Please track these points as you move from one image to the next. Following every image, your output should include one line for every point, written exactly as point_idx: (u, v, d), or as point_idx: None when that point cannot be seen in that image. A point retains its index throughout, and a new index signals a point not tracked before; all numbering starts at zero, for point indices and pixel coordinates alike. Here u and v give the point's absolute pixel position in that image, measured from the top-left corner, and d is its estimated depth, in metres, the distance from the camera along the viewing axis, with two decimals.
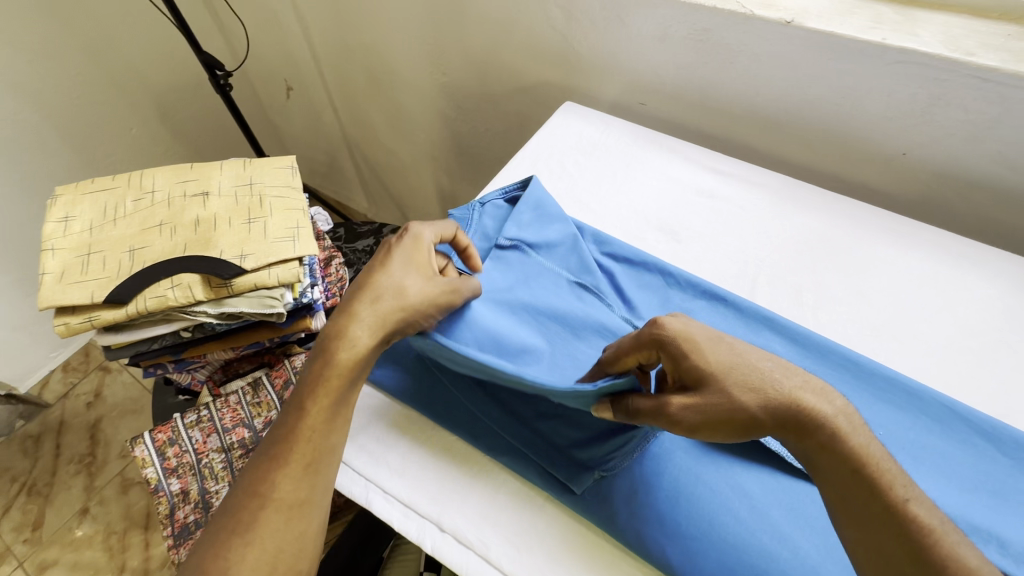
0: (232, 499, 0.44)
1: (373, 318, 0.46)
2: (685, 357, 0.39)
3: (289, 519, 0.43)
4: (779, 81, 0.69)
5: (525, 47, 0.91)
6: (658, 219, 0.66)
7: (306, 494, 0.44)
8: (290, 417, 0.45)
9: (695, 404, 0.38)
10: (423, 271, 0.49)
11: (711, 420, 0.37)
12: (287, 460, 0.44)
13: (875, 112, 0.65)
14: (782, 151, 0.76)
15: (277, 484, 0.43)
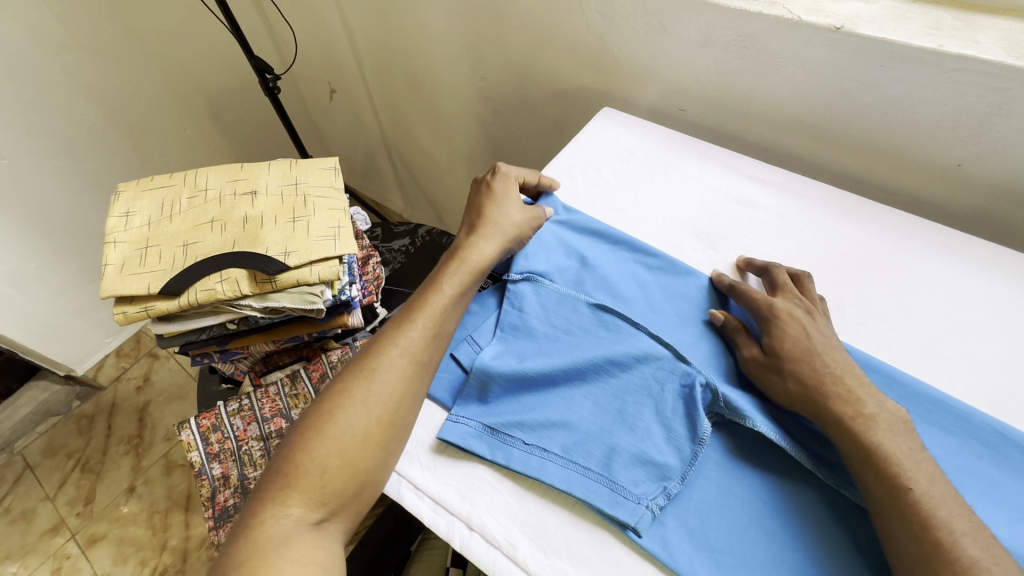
0: (365, 349, 0.52)
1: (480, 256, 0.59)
2: (778, 323, 0.51)
3: (408, 372, 0.50)
4: (826, 87, 0.67)
5: (565, 51, 0.91)
6: (695, 225, 0.65)
7: (424, 355, 0.51)
8: (420, 297, 0.55)
9: (761, 357, 0.50)
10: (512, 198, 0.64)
11: (766, 371, 0.49)
12: (413, 322, 0.53)
13: (929, 120, 0.63)
14: (826, 159, 0.74)
15: (404, 341, 0.51)
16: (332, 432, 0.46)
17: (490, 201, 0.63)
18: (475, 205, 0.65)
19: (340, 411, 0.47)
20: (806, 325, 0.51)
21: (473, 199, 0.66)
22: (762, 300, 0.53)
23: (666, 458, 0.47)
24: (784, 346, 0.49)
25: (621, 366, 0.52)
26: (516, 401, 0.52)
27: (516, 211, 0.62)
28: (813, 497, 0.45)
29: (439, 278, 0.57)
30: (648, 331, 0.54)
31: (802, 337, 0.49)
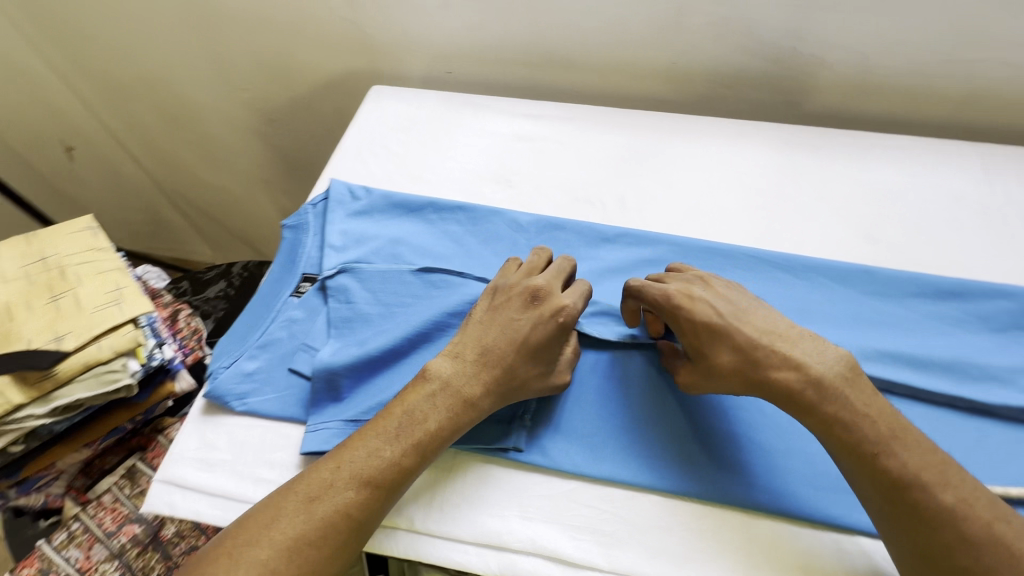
0: (311, 502, 0.41)
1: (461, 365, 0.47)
2: (688, 314, 0.46)
3: (350, 537, 0.41)
4: (556, 21, 0.75)
5: (320, 39, 0.89)
6: (488, 171, 0.69)
7: (363, 531, 0.42)
8: (386, 445, 0.43)
9: (698, 369, 0.46)
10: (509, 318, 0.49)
11: (707, 381, 0.46)
12: (377, 482, 0.42)
13: (640, 30, 0.74)
14: (580, 86, 0.83)
15: (350, 507, 0.41)
16: None
17: (525, 343, 0.47)
18: (484, 337, 0.48)
19: None
20: (706, 298, 0.47)
21: (478, 318, 0.50)
22: (656, 300, 0.48)
23: None
24: (711, 348, 0.45)
25: (459, 314, 0.54)
26: (370, 387, 0.51)
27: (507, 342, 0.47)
28: (645, 354, 0.52)
29: (422, 413, 0.45)
30: (471, 277, 0.57)
31: (711, 317, 0.46)
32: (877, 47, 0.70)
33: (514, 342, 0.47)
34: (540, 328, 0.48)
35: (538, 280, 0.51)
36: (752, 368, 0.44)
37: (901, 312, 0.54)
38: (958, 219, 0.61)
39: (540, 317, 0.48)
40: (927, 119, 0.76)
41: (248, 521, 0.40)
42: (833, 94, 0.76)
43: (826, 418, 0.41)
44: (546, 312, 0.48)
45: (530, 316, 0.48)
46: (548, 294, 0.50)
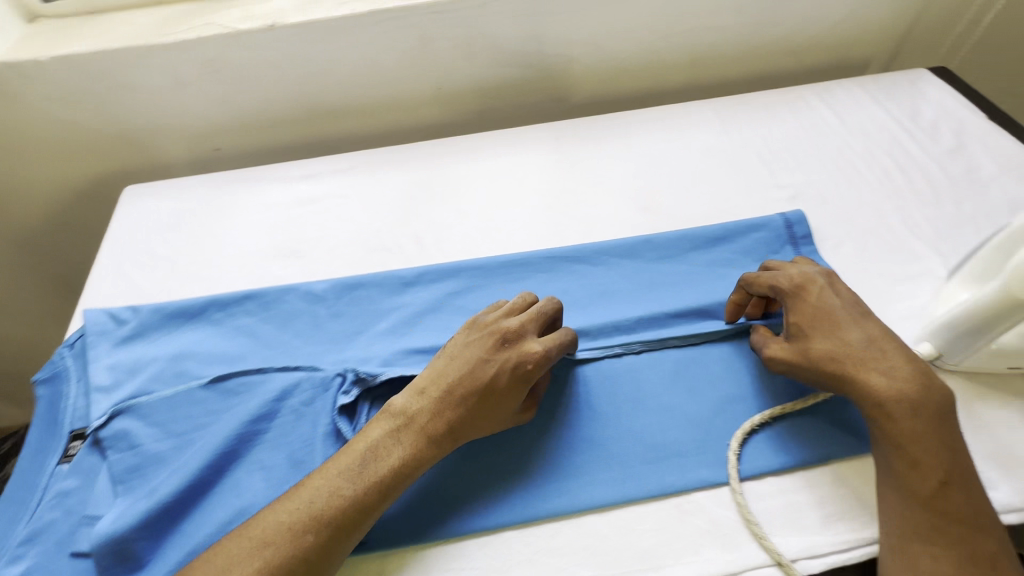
0: (266, 549, 0.38)
1: (431, 399, 0.45)
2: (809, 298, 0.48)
3: None
4: (307, 74, 0.73)
5: (54, 148, 0.79)
6: (274, 246, 0.64)
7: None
8: (350, 483, 0.42)
9: (795, 347, 0.47)
10: (475, 360, 0.47)
11: (804, 362, 0.46)
12: (342, 520, 0.40)
13: (393, 65, 0.74)
14: (359, 130, 0.81)
15: (308, 551, 0.39)
16: None
17: (492, 391, 0.45)
18: (451, 370, 0.47)
19: None
20: (830, 291, 0.49)
21: (456, 347, 0.48)
22: (781, 282, 0.50)
23: None
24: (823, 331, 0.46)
25: (265, 417, 0.49)
26: (177, 539, 0.44)
27: (465, 381, 0.46)
28: None
29: (384, 451, 0.43)
30: (272, 371, 0.52)
31: (830, 308, 0.48)
32: (605, 36, 0.76)
33: (477, 385, 0.45)
34: (501, 373, 0.46)
35: (515, 321, 0.49)
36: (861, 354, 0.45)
37: (686, 270, 0.59)
38: (711, 169, 0.68)
39: (506, 363, 0.46)
40: (669, 86, 0.85)
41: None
42: (590, 83, 0.82)
43: (905, 413, 0.42)
44: (513, 358, 0.46)
45: (499, 358, 0.46)
46: (517, 342, 0.47)
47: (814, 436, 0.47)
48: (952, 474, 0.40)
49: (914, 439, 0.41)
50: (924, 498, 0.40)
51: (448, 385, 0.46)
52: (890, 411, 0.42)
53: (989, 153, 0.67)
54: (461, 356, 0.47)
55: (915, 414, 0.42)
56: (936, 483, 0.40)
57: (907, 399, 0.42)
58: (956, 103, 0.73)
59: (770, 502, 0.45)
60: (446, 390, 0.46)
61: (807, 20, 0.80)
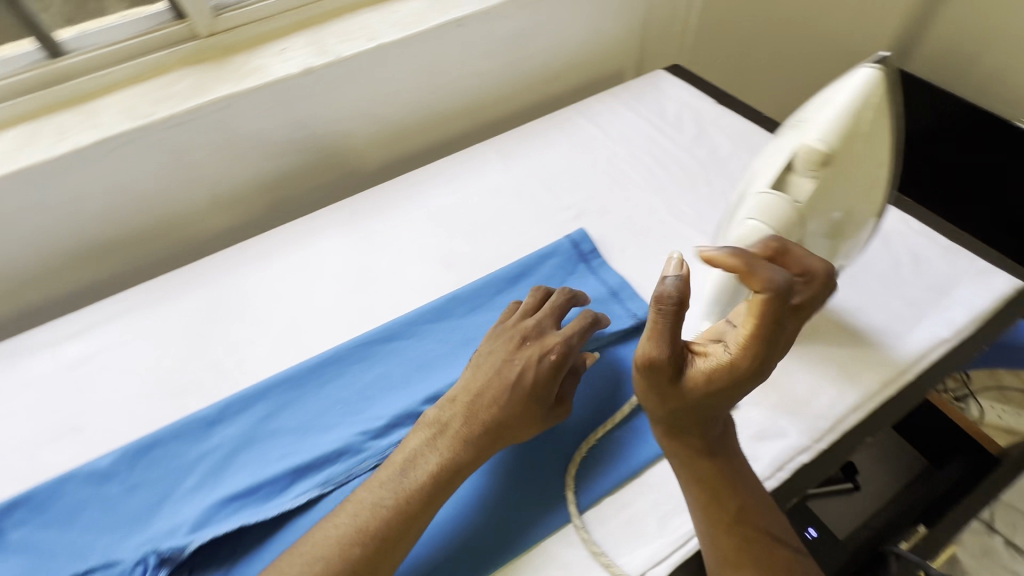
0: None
1: (463, 406, 0.48)
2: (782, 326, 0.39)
3: None
4: (46, 223, 0.65)
5: None
6: (44, 429, 0.55)
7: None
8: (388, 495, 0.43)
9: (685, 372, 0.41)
10: (502, 360, 0.50)
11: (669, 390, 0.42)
12: (385, 530, 0.42)
13: (150, 187, 0.68)
14: (137, 261, 0.74)
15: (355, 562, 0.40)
16: None
17: (519, 386, 0.48)
18: (478, 376, 0.50)
19: None
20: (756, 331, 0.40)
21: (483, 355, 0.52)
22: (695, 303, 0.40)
23: None
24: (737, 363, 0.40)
25: None
26: None
27: (495, 384, 0.48)
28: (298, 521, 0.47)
29: (422, 463, 0.45)
30: None
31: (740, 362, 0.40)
32: (371, 105, 0.77)
33: (507, 383, 0.48)
34: (531, 368, 0.49)
35: (534, 320, 0.53)
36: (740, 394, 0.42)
37: (495, 317, 0.60)
38: (500, 208, 0.71)
39: (531, 358, 0.50)
40: (452, 134, 0.87)
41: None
42: (374, 150, 0.82)
43: (698, 452, 0.44)
44: (535, 353, 0.50)
45: (522, 356, 0.50)
46: (543, 338, 0.51)
47: (636, 442, 0.50)
48: (745, 501, 0.43)
49: (707, 476, 0.43)
50: (725, 529, 0.42)
51: (479, 390, 0.48)
52: (688, 454, 0.44)
53: (724, 133, 0.77)
54: (492, 356, 0.51)
55: (704, 451, 0.44)
56: (729, 512, 0.42)
57: (706, 445, 0.44)
58: (690, 95, 0.84)
59: (613, 523, 0.46)
60: (476, 395, 0.48)
61: (553, 50, 0.86)
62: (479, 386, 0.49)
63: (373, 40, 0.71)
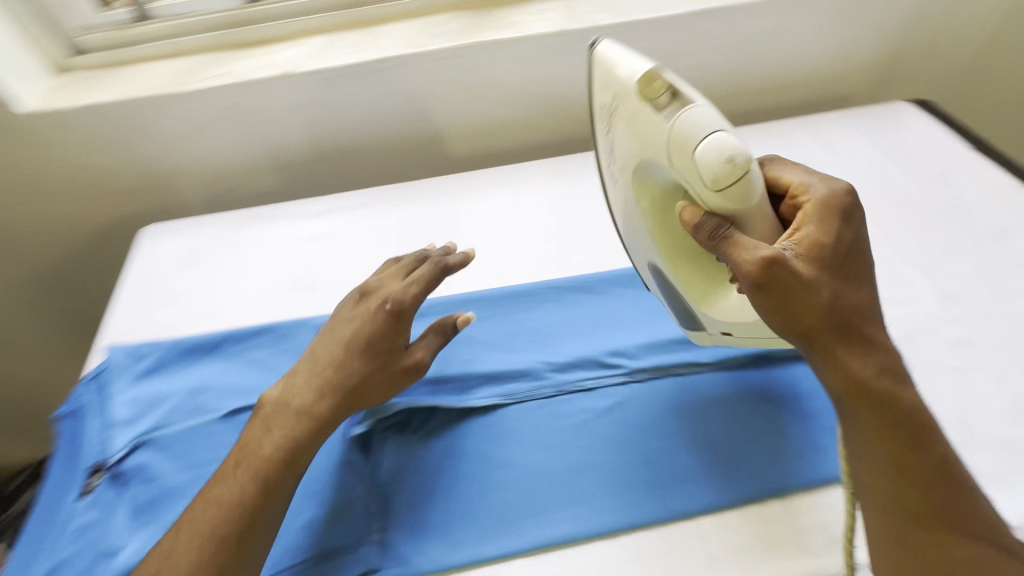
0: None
1: (306, 375, 0.49)
2: (847, 215, 0.44)
3: None
4: (316, 120, 0.77)
5: (74, 192, 0.81)
6: (287, 282, 0.66)
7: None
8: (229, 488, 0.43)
9: (802, 269, 0.41)
10: (346, 322, 0.51)
11: (807, 277, 0.40)
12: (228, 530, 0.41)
13: (397, 108, 0.77)
14: (365, 169, 0.84)
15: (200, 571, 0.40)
16: None
17: (353, 346, 0.49)
18: (317, 347, 0.51)
19: None
20: (828, 224, 0.43)
21: (337, 334, 0.51)
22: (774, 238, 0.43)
23: (352, 492, 0.48)
24: (836, 245, 0.42)
25: None
26: None
27: (336, 346, 0.50)
28: (478, 420, 0.53)
29: (255, 442, 0.45)
30: None
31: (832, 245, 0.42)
32: None
33: (342, 345, 0.49)
34: (367, 325, 0.50)
35: (374, 281, 0.54)
36: (865, 274, 0.42)
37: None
38: None
39: (365, 316, 0.51)
40: None
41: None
42: (589, 121, 0.85)
43: (874, 372, 0.40)
44: (373, 306, 0.51)
45: (361, 313, 0.51)
46: (378, 293, 0.52)
47: (819, 461, 0.48)
48: (929, 429, 0.39)
49: (893, 433, 0.39)
50: (916, 468, 0.39)
51: (325, 354, 0.50)
52: (864, 373, 0.40)
53: (973, 183, 0.70)
54: (335, 325, 0.52)
55: (889, 403, 0.39)
56: (919, 479, 0.38)
57: (879, 362, 0.40)
58: (942, 135, 0.77)
59: (776, 527, 0.45)
60: (319, 362, 0.49)
61: (793, 61, 0.83)
62: (326, 346, 0.50)
63: (624, 15, 0.75)
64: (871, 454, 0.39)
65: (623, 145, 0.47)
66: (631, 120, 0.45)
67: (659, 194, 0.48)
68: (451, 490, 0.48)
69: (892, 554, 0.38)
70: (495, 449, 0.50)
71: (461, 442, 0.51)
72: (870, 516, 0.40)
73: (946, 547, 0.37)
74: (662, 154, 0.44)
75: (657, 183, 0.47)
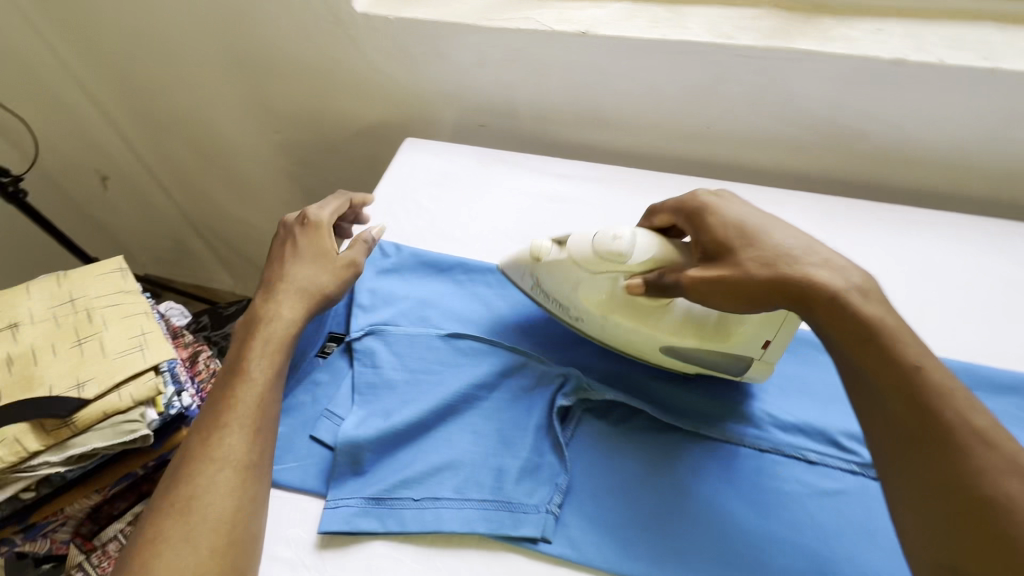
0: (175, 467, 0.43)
1: (266, 288, 0.53)
2: (701, 215, 0.51)
3: (235, 482, 0.42)
4: (589, 85, 0.76)
5: (352, 88, 0.88)
6: (519, 232, 0.69)
7: (250, 516, 0.42)
8: (217, 396, 0.46)
9: (727, 267, 0.46)
10: (291, 249, 0.55)
11: (730, 271, 0.45)
12: (223, 425, 0.44)
13: (674, 95, 0.74)
14: (609, 144, 0.83)
15: (227, 448, 0.43)
16: (184, 534, 0.40)
17: (314, 258, 0.55)
18: (274, 263, 0.55)
19: (181, 534, 0.40)
20: (731, 221, 0.48)
21: (285, 259, 0.54)
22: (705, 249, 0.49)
23: (545, 458, 0.49)
24: (731, 233, 0.48)
25: (487, 388, 0.53)
26: (393, 461, 0.49)
27: (321, 260, 0.55)
28: (681, 442, 0.50)
29: (242, 347, 0.49)
30: (500, 349, 0.56)
31: (752, 236, 0.47)
32: (916, 122, 0.68)
33: (303, 257, 0.54)
34: (308, 248, 0.55)
35: (300, 216, 0.57)
36: (767, 225, 0.47)
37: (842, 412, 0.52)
38: (998, 305, 0.61)
39: (294, 247, 0.55)
40: (962, 194, 0.74)
41: (184, 447, 0.44)
42: (871, 165, 0.75)
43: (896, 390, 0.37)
44: (295, 242, 0.55)
45: (298, 240, 0.56)
46: (312, 223, 0.56)
47: None
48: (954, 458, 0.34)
49: (879, 381, 0.38)
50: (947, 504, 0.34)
51: (284, 270, 0.54)
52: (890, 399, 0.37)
53: None
54: (272, 257, 0.56)
55: (859, 332, 0.40)
56: (923, 432, 0.36)
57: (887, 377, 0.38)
58: None
59: None
60: (267, 280, 0.53)
61: None
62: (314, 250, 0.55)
63: (988, 59, 0.62)
64: (867, 415, 0.39)
65: (563, 296, 0.54)
66: (549, 267, 0.53)
67: (603, 300, 0.52)
68: (641, 500, 0.47)
69: (933, 529, 0.34)
70: (694, 479, 0.48)
71: (660, 456, 0.50)
72: (917, 526, 0.35)
73: (978, 491, 0.33)
74: (581, 274, 0.52)
75: (602, 295, 0.52)
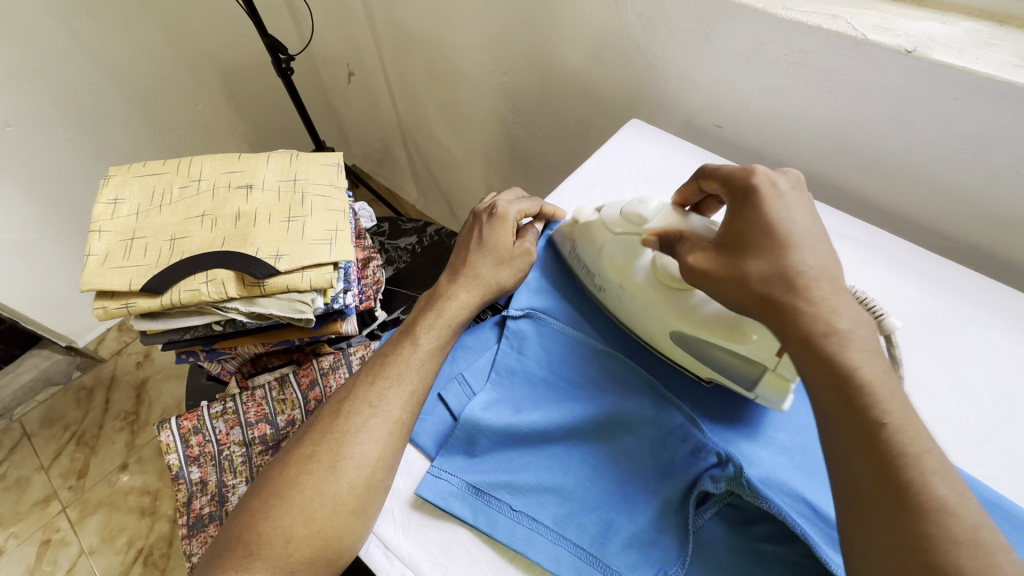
0: (340, 400, 0.48)
1: (454, 271, 0.57)
2: (744, 200, 0.42)
3: (384, 432, 0.46)
4: (882, 117, 0.60)
5: (591, 48, 0.82)
6: None
7: (380, 470, 0.45)
8: (390, 351, 0.51)
9: (721, 262, 0.42)
10: (477, 242, 0.58)
11: (723, 273, 0.41)
12: (386, 377, 0.48)
13: (1004, 162, 0.54)
14: (872, 193, 0.66)
15: (383, 401, 0.47)
16: (333, 463, 0.44)
17: (499, 251, 0.57)
18: (461, 250, 0.59)
19: (332, 461, 0.45)
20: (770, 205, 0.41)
21: (469, 250, 0.57)
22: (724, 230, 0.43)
23: (662, 536, 0.42)
24: (757, 232, 0.40)
25: (625, 427, 0.46)
26: (505, 458, 0.47)
27: (506, 254, 0.56)
28: None
29: (422, 316, 0.53)
30: (653, 390, 0.48)
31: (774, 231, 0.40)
32: None
33: (485, 250, 0.57)
34: (491, 243, 0.57)
35: (490, 210, 0.60)
36: (800, 242, 0.39)
37: None
38: None
39: (477, 238, 0.58)
40: None
41: (355, 387, 0.49)
42: None
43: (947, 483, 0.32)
44: (480, 235, 0.58)
45: (484, 234, 0.58)
46: (496, 220, 0.58)
47: None
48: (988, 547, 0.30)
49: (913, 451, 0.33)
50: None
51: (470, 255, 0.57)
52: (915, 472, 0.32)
53: None
54: (463, 243, 0.60)
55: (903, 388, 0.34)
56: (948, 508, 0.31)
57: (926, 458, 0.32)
58: None
59: None
60: (456, 262, 0.57)
61: None
62: (499, 242, 0.57)
63: None
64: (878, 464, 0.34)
65: (589, 259, 0.55)
66: (585, 230, 0.55)
67: (621, 265, 0.52)
68: None
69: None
70: None
71: None
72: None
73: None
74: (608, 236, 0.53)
75: (620, 257, 0.52)
